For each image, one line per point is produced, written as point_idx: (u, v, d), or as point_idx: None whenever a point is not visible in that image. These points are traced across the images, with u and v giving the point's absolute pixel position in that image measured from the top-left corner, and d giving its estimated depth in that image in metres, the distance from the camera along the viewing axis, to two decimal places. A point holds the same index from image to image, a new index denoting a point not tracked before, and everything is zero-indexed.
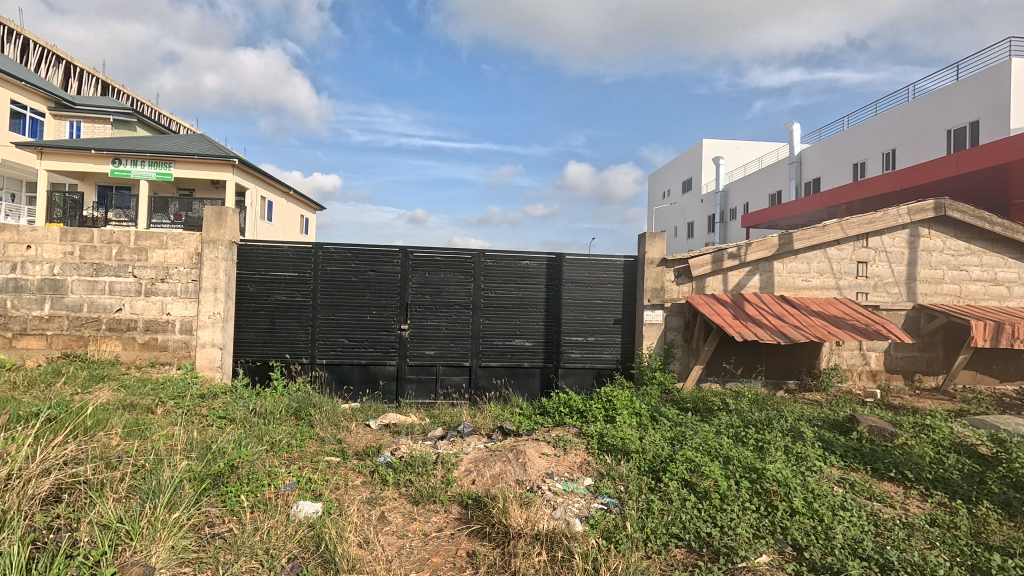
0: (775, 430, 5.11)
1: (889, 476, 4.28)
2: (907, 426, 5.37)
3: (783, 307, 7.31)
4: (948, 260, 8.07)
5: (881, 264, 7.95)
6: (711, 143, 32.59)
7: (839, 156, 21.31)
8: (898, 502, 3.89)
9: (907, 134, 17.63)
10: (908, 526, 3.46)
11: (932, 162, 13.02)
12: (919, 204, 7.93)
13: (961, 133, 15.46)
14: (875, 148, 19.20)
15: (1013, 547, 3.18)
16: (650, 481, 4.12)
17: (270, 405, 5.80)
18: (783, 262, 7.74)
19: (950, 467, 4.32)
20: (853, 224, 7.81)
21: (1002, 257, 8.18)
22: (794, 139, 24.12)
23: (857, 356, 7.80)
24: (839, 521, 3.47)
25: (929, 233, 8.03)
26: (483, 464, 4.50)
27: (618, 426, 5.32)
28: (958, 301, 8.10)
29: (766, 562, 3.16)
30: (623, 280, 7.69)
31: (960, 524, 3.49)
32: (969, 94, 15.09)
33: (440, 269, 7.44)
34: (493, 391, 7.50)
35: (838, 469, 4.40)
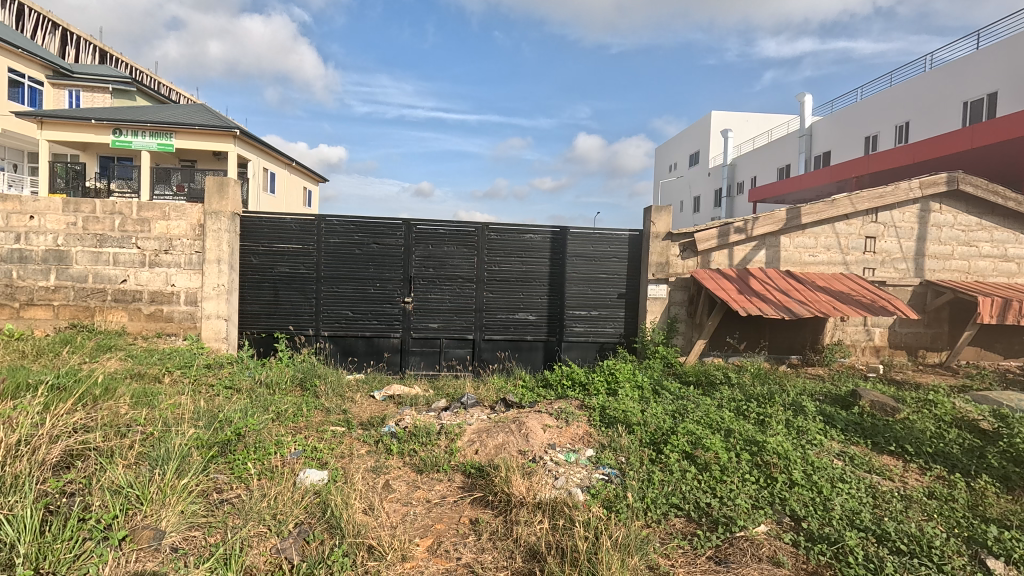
0: (777, 404, 5.14)
1: (888, 449, 4.31)
2: (910, 401, 5.38)
3: (788, 282, 7.26)
4: (959, 235, 7.96)
5: (890, 240, 7.84)
6: (721, 114, 31.92)
7: (851, 129, 20.85)
8: (897, 474, 3.93)
9: (923, 106, 17.16)
10: (906, 499, 3.50)
11: (949, 135, 12.68)
12: (932, 177, 7.76)
13: (978, 105, 15.02)
14: (889, 121, 18.75)
15: (1010, 520, 3.21)
16: (651, 452, 4.17)
17: (275, 376, 5.88)
18: (790, 237, 7.65)
19: (950, 442, 4.33)
20: (863, 199, 7.68)
21: (1014, 233, 8.05)
22: (805, 111, 23.54)
23: (860, 332, 7.79)
24: (838, 493, 3.51)
25: (940, 208, 7.90)
26: (486, 434, 4.55)
27: (620, 398, 5.37)
28: (966, 277, 8.01)
29: (764, 531, 3.22)
30: (628, 254, 7.63)
31: (958, 497, 3.52)
32: (989, 64, 14.60)
33: (443, 242, 7.39)
34: (495, 363, 7.55)
35: (838, 442, 4.43)
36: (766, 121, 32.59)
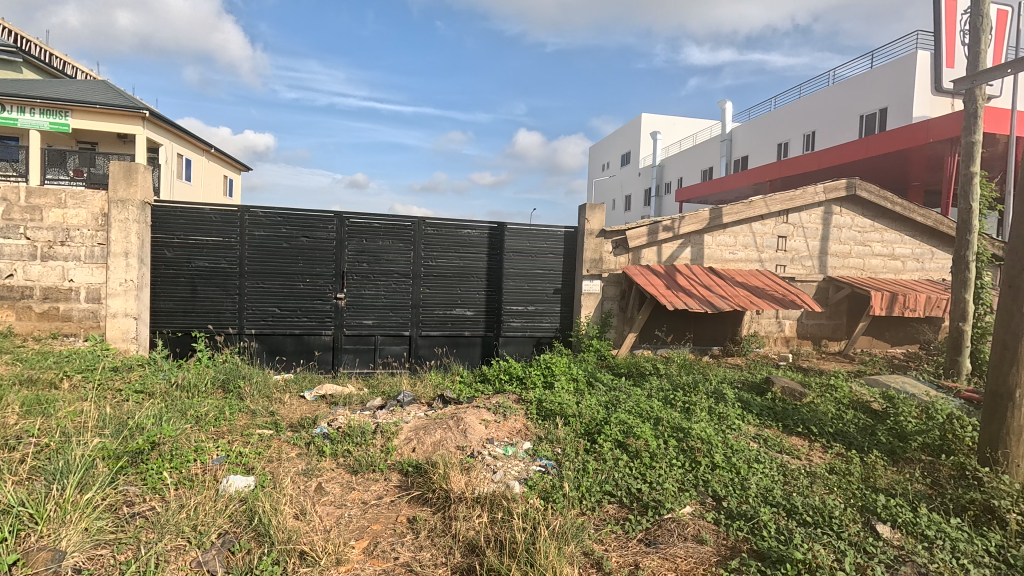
0: (700, 392, 5.48)
1: (797, 431, 4.72)
2: (814, 386, 5.91)
3: (710, 278, 7.73)
4: (855, 236, 8.82)
5: (798, 239, 8.55)
6: (650, 117, 33.33)
7: (765, 136, 22.50)
8: (803, 453, 4.31)
9: (827, 117, 18.84)
10: (811, 475, 3.85)
11: (848, 146, 13.93)
12: (834, 183, 8.54)
13: (873, 119, 16.69)
14: (797, 130, 20.42)
15: (895, 488, 3.61)
16: (585, 443, 4.30)
17: (193, 378, 5.47)
18: (712, 236, 8.15)
19: (848, 422, 4.81)
20: (776, 201, 8.31)
21: (900, 234, 9.03)
22: (726, 117, 25.07)
23: (773, 324, 8.48)
24: (753, 473, 3.80)
25: (840, 211, 8.71)
26: (424, 431, 4.50)
27: (556, 391, 5.50)
28: (861, 274, 8.90)
29: (689, 512, 3.43)
30: (564, 251, 7.80)
31: (853, 471, 3.93)
32: (882, 82, 16.24)
33: (378, 237, 7.19)
34: (433, 360, 7.48)
35: (754, 426, 4.79)
36: (690, 126, 34.38)
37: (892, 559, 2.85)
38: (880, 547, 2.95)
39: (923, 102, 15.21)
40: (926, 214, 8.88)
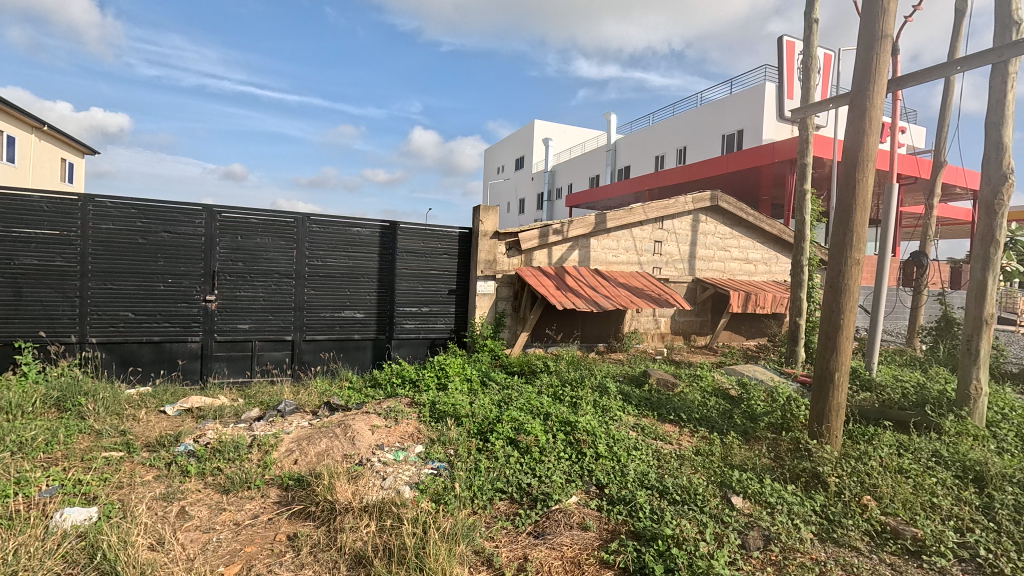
0: (586, 387, 5.80)
1: (669, 418, 5.20)
2: (684, 377, 6.55)
3: (596, 279, 8.20)
4: (718, 242, 9.91)
5: (672, 244, 9.40)
6: (542, 124, 34.60)
7: (644, 148, 24.45)
8: (674, 438, 4.75)
9: (695, 134, 21.00)
10: (680, 457, 4.26)
11: (712, 163, 15.63)
12: (700, 194, 9.53)
13: (733, 139, 18.91)
14: (671, 145, 22.48)
15: (747, 463, 4.12)
16: (478, 442, 4.34)
17: (15, 396, 4.59)
18: (598, 239, 8.67)
19: (710, 408, 5.40)
20: (653, 209, 9.06)
21: (752, 241, 10.32)
22: (611, 129, 26.83)
23: (651, 321, 9.25)
24: (632, 460, 4.11)
25: (706, 219, 9.74)
26: (307, 442, 4.23)
27: (449, 392, 5.48)
28: (723, 275, 10.02)
29: (575, 501, 3.61)
30: (458, 252, 7.79)
31: (715, 451, 4.41)
32: (740, 107, 18.48)
33: (255, 233, 6.62)
34: (319, 365, 7.06)
35: (633, 416, 5.19)
36: (579, 135, 36.26)
37: (743, 525, 3.25)
38: (734, 516, 3.33)
39: (770, 127, 17.64)
40: (772, 224, 10.26)
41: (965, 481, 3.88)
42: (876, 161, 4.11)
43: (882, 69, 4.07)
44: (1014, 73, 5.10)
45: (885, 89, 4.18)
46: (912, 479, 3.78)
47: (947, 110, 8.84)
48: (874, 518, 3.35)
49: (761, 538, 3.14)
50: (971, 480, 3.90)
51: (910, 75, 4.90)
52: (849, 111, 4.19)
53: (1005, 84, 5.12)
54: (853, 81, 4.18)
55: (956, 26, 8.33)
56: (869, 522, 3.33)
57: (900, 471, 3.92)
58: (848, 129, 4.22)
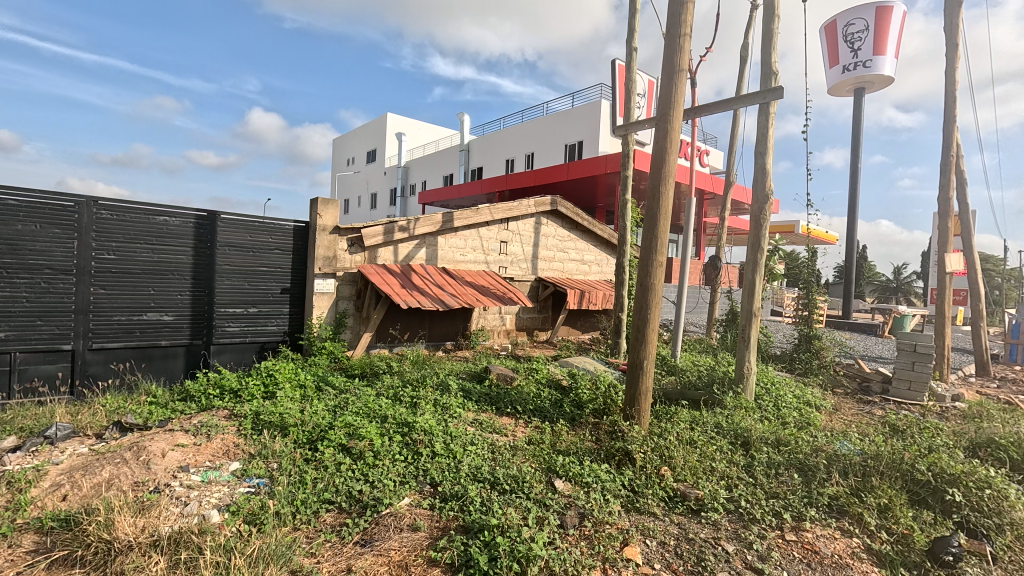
0: (428, 386, 5.78)
1: (506, 411, 5.44)
2: (522, 370, 6.92)
3: (443, 278, 8.22)
4: (558, 243, 10.64)
5: (516, 244, 9.84)
6: (395, 118, 33.69)
7: (495, 151, 25.24)
8: (510, 430, 4.97)
9: (541, 142, 22.38)
10: (513, 448, 4.47)
11: (555, 168, 16.80)
12: (542, 198, 10.13)
13: (575, 149, 20.72)
14: (520, 149, 23.58)
15: (571, 448, 4.47)
16: (305, 452, 4.04)
17: None
18: (445, 238, 8.70)
19: (544, 398, 5.78)
20: (498, 210, 9.38)
21: (587, 244, 11.29)
22: (464, 129, 27.17)
23: (496, 318, 9.61)
24: (467, 455, 4.18)
25: (547, 222, 10.38)
26: (83, 473, 3.51)
27: (276, 401, 5.00)
28: (562, 275, 10.79)
29: (407, 503, 3.56)
30: (293, 247, 7.18)
31: (545, 439, 4.71)
32: (580, 120, 20.26)
33: (14, 219, 5.31)
34: (110, 379, 5.93)
35: (473, 411, 5.31)
36: (433, 132, 36.07)
37: (563, 506, 3.52)
38: (556, 498, 3.59)
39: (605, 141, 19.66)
40: (604, 229, 11.34)
41: (736, 445, 4.72)
42: (675, 177, 4.76)
43: (679, 98, 4.72)
44: (773, 113, 6.33)
45: (682, 117, 4.84)
46: (698, 448, 4.47)
47: (734, 139, 10.65)
48: (668, 485, 3.88)
49: (577, 516, 3.43)
50: (741, 444, 4.75)
51: (706, 105, 5.64)
52: (654, 132, 4.78)
53: (768, 121, 6.32)
54: (658, 105, 4.78)
55: (739, 71, 10.07)
56: (665, 489, 3.85)
57: (691, 442, 4.61)
58: (654, 148, 4.82)
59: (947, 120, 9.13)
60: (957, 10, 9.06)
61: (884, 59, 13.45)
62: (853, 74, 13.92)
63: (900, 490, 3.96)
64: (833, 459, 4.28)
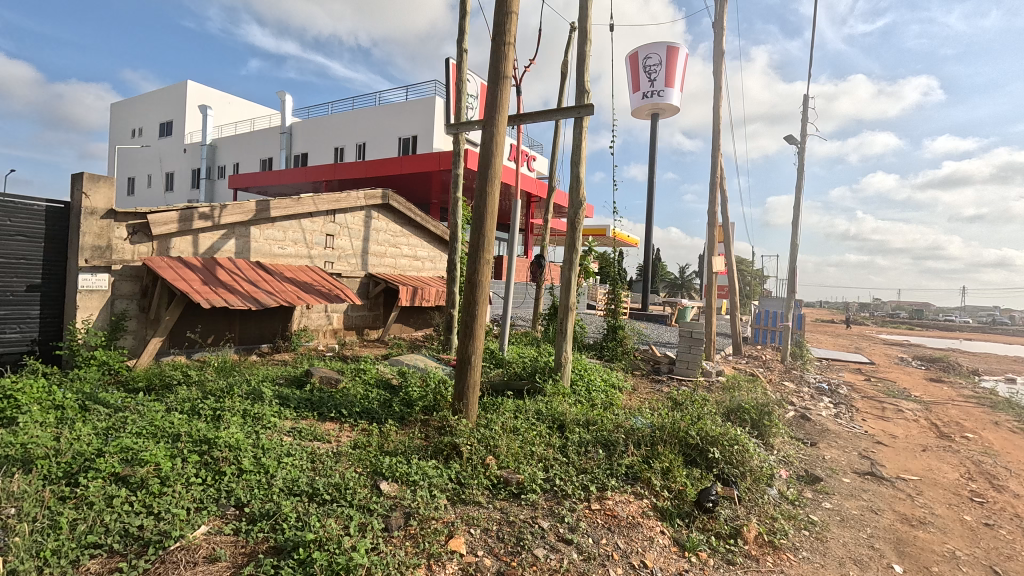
0: (235, 395, 5.12)
1: (330, 416, 5.11)
2: (348, 371, 6.58)
3: (256, 273, 7.36)
4: (389, 239, 10.35)
5: (344, 238, 9.30)
6: (197, 87, 29.11)
7: (322, 137, 23.50)
8: (333, 436, 4.68)
9: (373, 132, 21.73)
10: (336, 454, 4.20)
11: (388, 161, 16.34)
12: (372, 191, 9.72)
13: (409, 143, 20.73)
14: (351, 138, 22.45)
15: (399, 448, 4.38)
16: (59, 490, 3.23)
17: None
18: (259, 229, 7.83)
19: (372, 399, 5.57)
20: (323, 200, 8.74)
21: (420, 240, 11.21)
22: (285, 109, 24.73)
23: (321, 317, 9.02)
24: (282, 468, 3.79)
25: (378, 216, 10.02)
26: None
27: (16, 428, 3.92)
28: (394, 271, 10.53)
29: (203, 532, 3.09)
30: (46, 233, 5.73)
31: (371, 441, 4.53)
32: (414, 114, 20.52)
33: None
34: None
35: (291, 419, 4.87)
36: (247, 109, 32.10)
37: (387, 509, 3.42)
38: (380, 502, 3.48)
39: (438, 137, 20.19)
40: (437, 225, 11.37)
41: (553, 429, 5.15)
42: (500, 178, 4.97)
43: (504, 103, 4.93)
44: (586, 127, 7.03)
45: (507, 122, 5.07)
46: (520, 435, 4.77)
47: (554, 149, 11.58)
48: (492, 474, 4.06)
49: (402, 517, 3.38)
50: (557, 428, 5.20)
51: (529, 113, 6.00)
52: (482, 133, 4.92)
53: (582, 135, 7.00)
54: (485, 107, 4.92)
55: (560, 86, 10.97)
56: (489, 478, 4.02)
57: (514, 430, 4.89)
58: (481, 148, 4.96)
59: (714, 148, 11.20)
60: (721, 59, 11.17)
61: (672, 92, 15.98)
62: (650, 101, 16.22)
63: (677, 453, 4.76)
64: (630, 433, 4.95)
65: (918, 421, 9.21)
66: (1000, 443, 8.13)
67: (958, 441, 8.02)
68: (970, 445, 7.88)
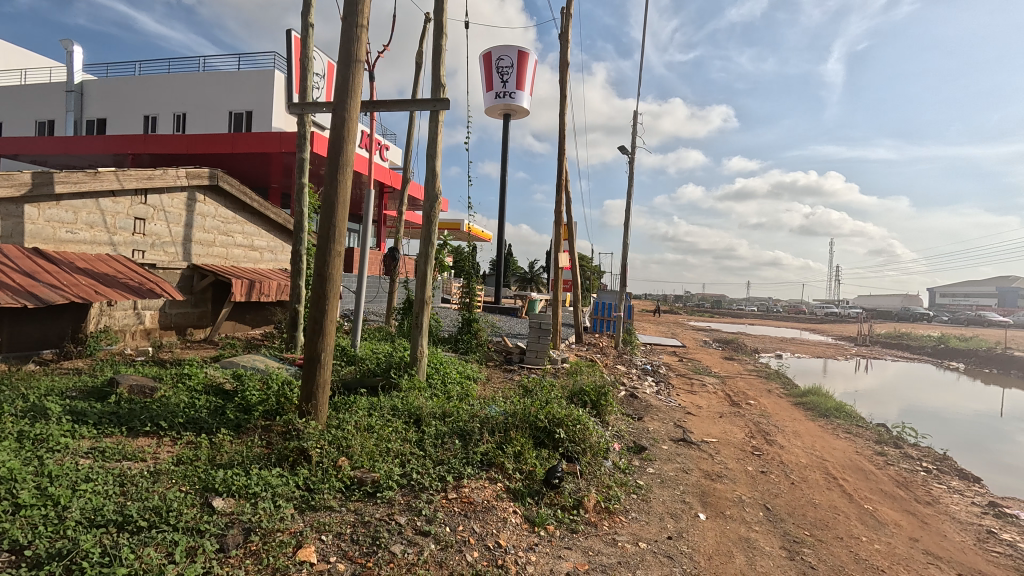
0: (6, 415, 4.11)
1: (144, 430, 4.39)
2: (167, 378, 5.71)
3: (34, 262, 5.94)
4: (219, 226, 9.16)
5: (159, 223, 7.98)
6: None
7: (126, 102, 19.73)
8: (149, 453, 4.02)
9: (197, 103, 19.06)
10: (154, 473, 3.63)
11: (217, 137, 14.42)
12: (196, 170, 8.49)
13: (241, 118, 18.71)
14: (167, 107, 19.30)
15: (235, 459, 3.93)
16: None
17: None
18: (37, 208, 6.38)
19: (199, 408, 4.91)
20: (130, 177, 7.39)
21: (257, 228, 10.11)
22: (73, 63, 20.25)
23: (129, 316, 7.69)
24: (78, 497, 3.14)
25: (204, 200, 8.79)
26: None
27: None
28: (225, 262, 9.35)
29: None
30: None
31: (199, 455, 4.00)
32: (248, 87, 18.58)
33: None
34: None
35: (88, 439, 4.06)
36: (13, 55, 25.51)
37: (222, 528, 3.07)
38: (213, 521, 3.11)
39: (279, 116, 18.65)
40: (277, 212, 10.38)
41: (409, 424, 5.11)
42: (352, 167, 4.73)
43: (357, 88, 4.69)
44: (442, 121, 7.03)
45: (360, 108, 4.85)
46: (374, 432, 4.63)
47: (409, 140, 11.34)
48: (344, 475, 3.88)
49: (240, 534, 3.06)
50: (413, 422, 5.16)
51: (384, 101, 5.81)
52: (332, 116, 4.62)
53: (437, 129, 6.99)
54: (335, 90, 4.63)
55: (414, 75, 10.77)
56: (341, 480, 3.84)
57: (368, 428, 4.74)
58: (330, 134, 4.66)
59: (561, 153, 12.06)
60: (566, 69, 12.02)
61: (522, 95, 16.76)
62: (503, 101, 16.77)
63: (528, 437, 5.07)
64: (485, 421, 5.13)
65: (717, 393, 11.10)
66: (771, 406, 10.20)
67: (744, 407, 9.86)
68: (752, 409, 9.75)
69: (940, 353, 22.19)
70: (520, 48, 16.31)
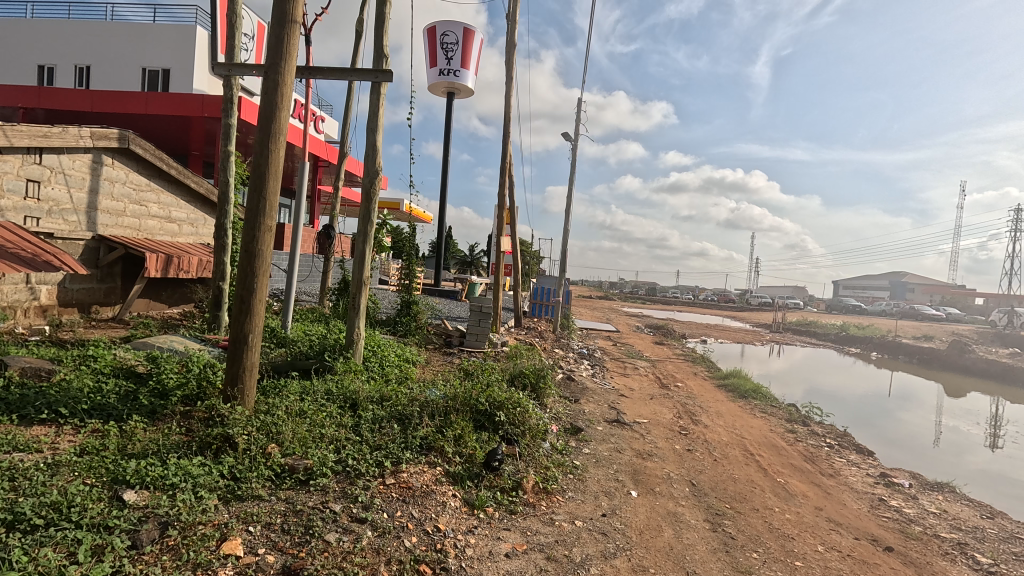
0: None
1: (39, 419, 3.94)
2: (68, 360, 5.14)
3: None
4: (130, 193, 8.31)
5: (57, 187, 7.12)
6: None
7: (16, 47, 17.34)
8: (46, 443, 3.61)
9: (103, 55, 17.11)
10: (52, 466, 3.26)
11: (128, 95, 13.06)
12: (103, 130, 7.62)
13: (156, 76, 17.01)
14: (67, 58, 17.17)
15: (149, 449, 3.60)
16: None
17: None
18: None
19: (106, 393, 4.46)
20: (21, 133, 6.52)
21: (175, 198, 9.29)
22: None
23: (21, 291, 6.84)
24: None
25: (112, 163, 7.94)
26: None
27: None
28: (137, 234, 8.52)
29: None
30: None
31: (107, 444, 3.63)
32: (165, 42, 16.89)
33: None
34: None
35: None
36: None
37: (134, 523, 2.81)
38: (124, 515, 2.84)
39: (200, 76, 17.14)
40: (199, 182, 9.58)
41: (345, 408, 4.92)
42: (286, 137, 4.41)
43: (291, 52, 4.35)
44: (384, 95, 6.72)
45: (294, 74, 4.50)
46: (307, 418, 4.41)
47: (348, 113, 10.79)
48: (274, 463, 3.68)
49: (156, 528, 2.82)
50: (349, 406, 4.98)
51: (320, 68, 5.44)
52: (263, 79, 4.27)
53: (379, 102, 6.67)
54: (266, 52, 4.28)
55: (355, 43, 10.20)
56: (271, 468, 3.64)
57: (301, 413, 4.52)
58: (261, 99, 4.30)
59: (506, 134, 11.95)
60: (514, 50, 11.87)
61: (466, 73, 16.43)
62: (446, 78, 16.37)
63: (468, 420, 5.05)
64: (424, 405, 5.03)
65: (648, 375, 11.65)
66: (696, 388, 10.83)
67: (672, 389, 10.40)
68: (679, 391, 10.30)
69: (841, 339, 24.48)
70: (466, 25, 15.91)
